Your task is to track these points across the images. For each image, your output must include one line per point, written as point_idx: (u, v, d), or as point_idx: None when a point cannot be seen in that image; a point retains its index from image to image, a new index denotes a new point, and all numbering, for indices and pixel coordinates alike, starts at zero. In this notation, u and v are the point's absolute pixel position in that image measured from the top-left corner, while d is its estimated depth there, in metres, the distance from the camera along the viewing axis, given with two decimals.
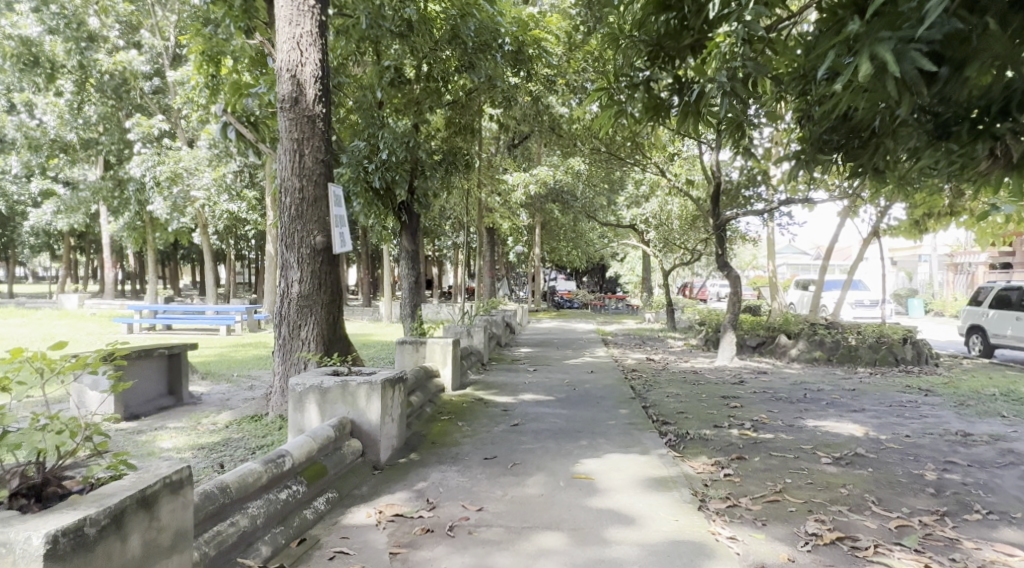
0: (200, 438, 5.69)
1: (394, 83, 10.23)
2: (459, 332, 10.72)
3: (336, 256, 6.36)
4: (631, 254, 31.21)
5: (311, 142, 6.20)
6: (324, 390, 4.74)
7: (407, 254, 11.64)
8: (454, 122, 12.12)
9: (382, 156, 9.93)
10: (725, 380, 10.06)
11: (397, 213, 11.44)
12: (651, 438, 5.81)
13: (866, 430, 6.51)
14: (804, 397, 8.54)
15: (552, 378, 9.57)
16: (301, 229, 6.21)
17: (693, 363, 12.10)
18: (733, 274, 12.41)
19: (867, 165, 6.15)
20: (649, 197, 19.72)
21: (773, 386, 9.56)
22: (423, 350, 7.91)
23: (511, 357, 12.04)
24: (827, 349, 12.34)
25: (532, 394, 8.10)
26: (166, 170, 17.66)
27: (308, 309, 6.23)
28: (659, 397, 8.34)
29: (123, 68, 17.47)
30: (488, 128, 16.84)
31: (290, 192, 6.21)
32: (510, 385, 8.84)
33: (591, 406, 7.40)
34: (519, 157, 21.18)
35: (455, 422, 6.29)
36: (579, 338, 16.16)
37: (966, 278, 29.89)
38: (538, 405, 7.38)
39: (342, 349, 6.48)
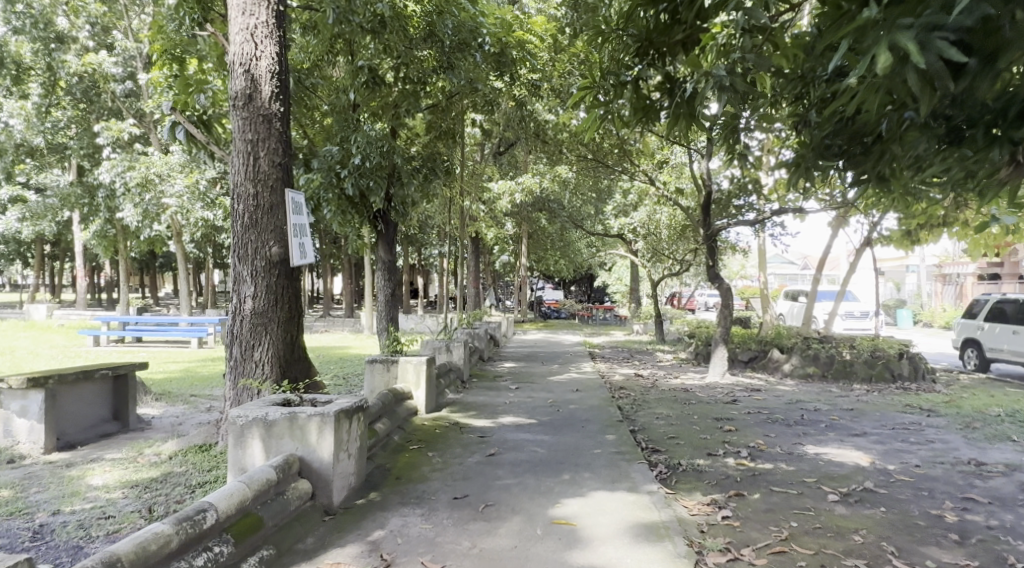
0: (137, 473, 5.11)
1: (369, 86, 9.41)
2: (437, 347, 10.16)
3: (294, 269, 5.79)
4: (619, 262, 30.78)
5: (267, 143, 5.65)
6: (270, 423, 4.19)
7: (384, 265, 11.06)
8: (435, 126, 11.63)
9: (355, 162, 9.37)
10: (716, 399, 9.54)
11: (372, 221, 10.81)
12: (640, 471, 5.27)
13: (873, 458, 6.01)
14: (802, 418, 8.03)
15: (534, 397, 9.02)
16: (255, 239, 5.64)
17: (682, 379, 11.59)
18: (723, 287, 11.92)
19: (871, 172, 5.65)
20: (637, 206, 19.25)
21: (767, 405, 9.06)
22: (394, 370, 7.34)
23: (493, 373, 11.49)
24: (822, 364, 11.87)
25: (512, 417, 7.56)
26: (136, 176, 17.03)
27: (263, 327, 5.66)
28: (648, 419, 7.80)
29: (93, 69, 16.72)
30: (471, 135, 16.31)
31: (243, 198, 5.65)
32: (490, 406, 8.28)
33: (575, 431, 6.85)
34: (505, 165, 20.70)
35: (425, 452, 5.73)
36: (565, 351, 15.62)
37: (955, 289, 29.65)
38: (517, 430, 6.83)
39: (301, 371, 5.90)
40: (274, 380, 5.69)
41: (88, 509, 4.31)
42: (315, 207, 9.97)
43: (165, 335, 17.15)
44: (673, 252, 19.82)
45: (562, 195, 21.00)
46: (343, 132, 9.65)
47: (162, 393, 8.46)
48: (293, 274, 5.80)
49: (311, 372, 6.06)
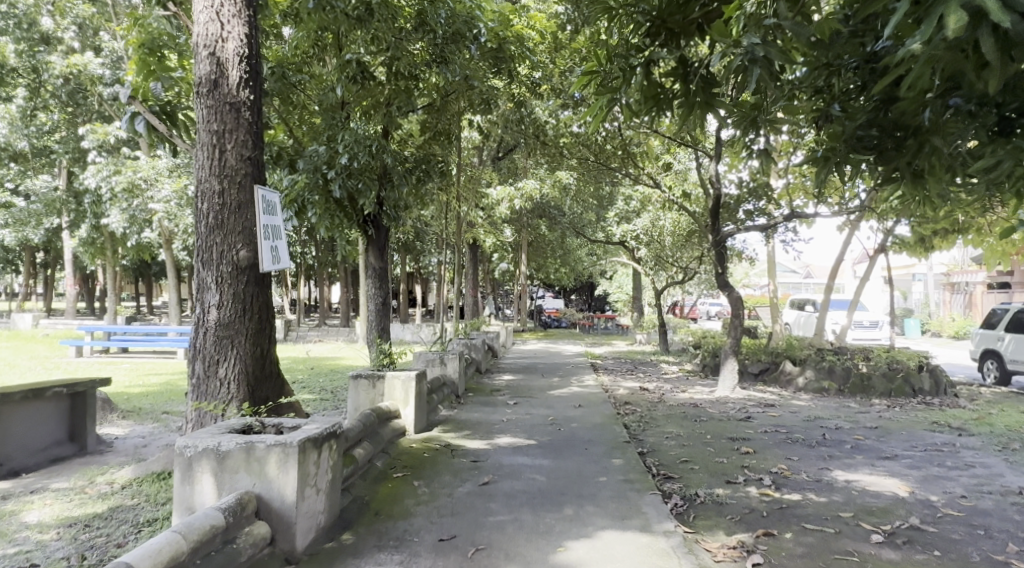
0: (80, 507, 4.50)
1: (357, 80, 8.79)
2: (430, 360, 9.56)
3: (265, 275, 5.18)
4: (621, 271, 30.20)
5: (234, 135, 5.05)
6: (222, 454, 3.56)
7: (374, 273, 10.45)
8: (429, 126, 11.08)
9: (342, 162, 8.74)
10: (729, 416, 8.91)
11: (362, 226, 10.21)
12: (653, 505, 4.64)
13: (911, 488, 5.39)
14: (823, 438, 7.40)
15: (533, 414, 8.40)
16: (220, 242, 5.04)
17: (691, 393, 10.96)
18: (734, 295, 11.29)
19: (904, 169, 5.08)
20: (640, 211, 18.67)
21: (784, 423, 8.43)
22: (381, 387, 6.75)
23: (489, 387, 10.85)
24: (838, 378, 11.24)
25: (508, 437, 6.94)
26: (123, 180, 16.48)
27: (229, 340, 5.05)
28: (656, 440, 7.18)
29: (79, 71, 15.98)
30: (469, 137, 15.75)
31: (207, 196, 5.04)
32: (485, 424, 7.66)
33: (577, 455, 6.23)
34: (503, 170, 20.16)
35: (410, 481, 5.11)
36: (565, 362, 14.99)
37: (963, 298, 29.01)
38: (514, 454, 6.20)
39: (272, 390, 5.28)
40: (241, 400, 5.06)
41: (11, 555, 3.70)
42: (298, 210, 9.35)
43: (151, 345, 16.53)
44: (676, 260, 19.21)
45: (563, 201, 20.42)
46: (330, 130, 9.07)
47: (131, 410, 7.84)
48: (264, 282, 5.19)
49: (285, 390, 5.44)
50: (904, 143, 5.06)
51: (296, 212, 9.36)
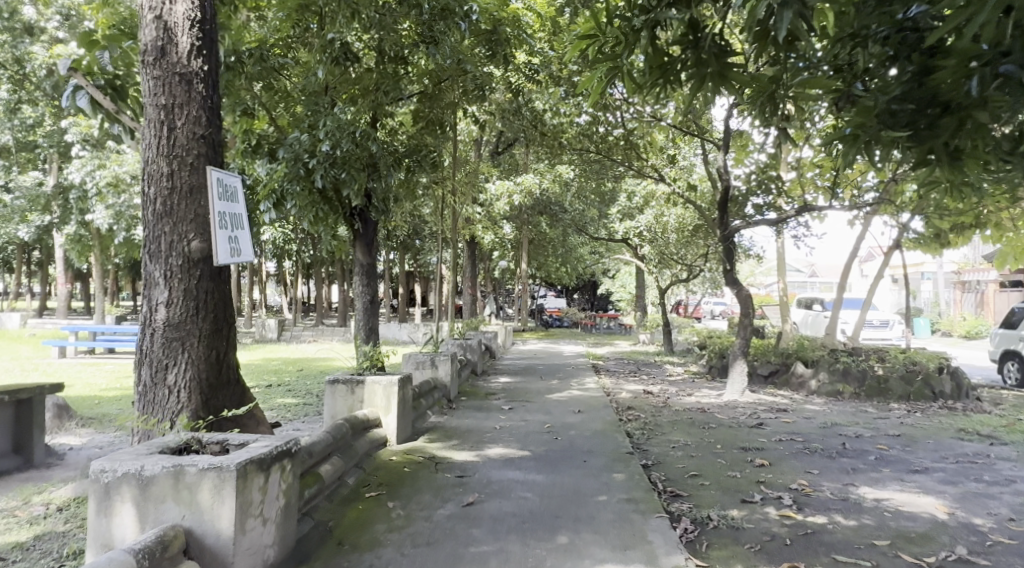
0: (4, 535, 3.93)
1: (340, 62, 8.25)
2: (421, 362, 9.00)
3: (221, 269, 4.60)
4: (623, 269, 29.66)
5: (185, 110, 4.46)
6: (146, 479, 2.98)
7: (361, 270, 9.88)
8: (421, 115, 10.48)
9: (325, 149, 8.15)
10: (740, 422, 8.32)
11: (349, 219, 9.67)
12: (660, 531, 4.06)
13: (949, 507, 4.80)
14: (843, 448, 6.80)
15: (529, 421, 7.81)
16: (169, 231, 4.45)
17: (698, 396, 10.37)
18: (743, 293, 10.68)
19: (940, 149, 4.40)
20: (643, 207, 18.09)
21: (799, 430, 7.84)
22: (360, 393, 6.18)
23: (484, 391, 10.26)
24: (853, 380, 10.64)
25: (500, 447, 6.36)
26: (107, 175, 15.96)
27: (180, 342, 4.47)
28: (662, 450, 6.59)
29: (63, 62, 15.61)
30: (464, 130, 15.22)
31: (154, 179, 4.45)
32: (477, 432, 7.08)
33: (575, 468, 5.64)
34: (502, 166, 19.65)
35: (385, 501, 4.54)
36: (566, 364, 14.39)
37: (973, 296, 28.33)
38: (504, 468, 5.62)
39: (231, 398, 4.70)
40: (194, 411, 4.48)
41: None
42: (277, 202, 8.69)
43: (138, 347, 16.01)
44: (681, 258, 18.64)
45: (563, 196, 19.87)
46: (312, 115, 8.49)
47: (95, 417, 7.27)
48: (220, 276, 4.61)
49: (246, 398, 4.87)
50: (939, 121, 4.40)
51: (275, 204, 8.69)
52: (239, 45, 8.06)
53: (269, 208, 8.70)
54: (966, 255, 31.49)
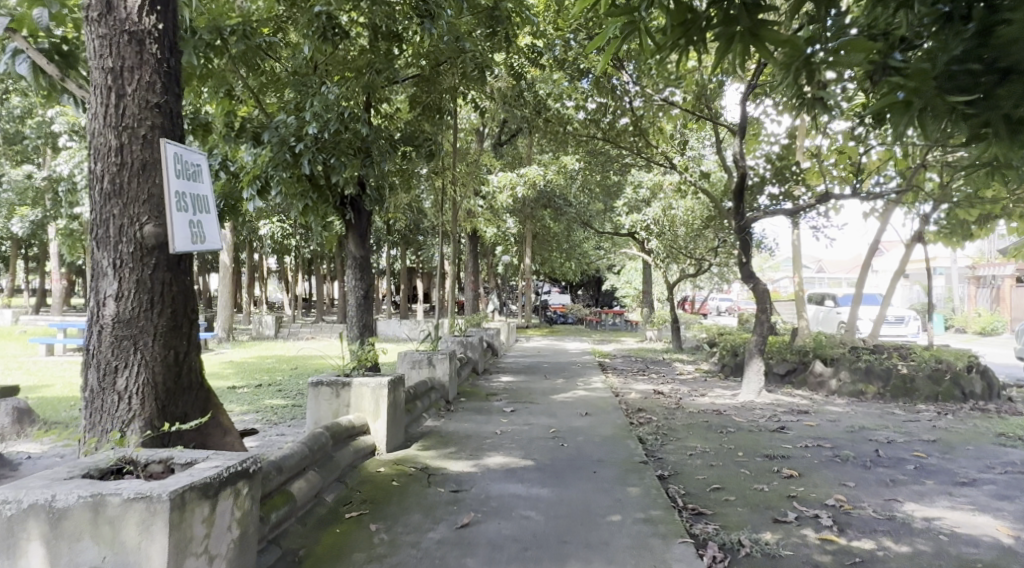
0: None
1: (329, 38, 7.62)
2: (417, 361, 8.45)
3: (179, 257, 4.01)
4: (629, 264, 29.06)
5: (137, 74, 3.89)
6: (58, 513, 2.41)
7: (354, 263, 9.30)
8: (419, 100, 9.91)
9: (311, 131, 7.54)
10: (760, 425, 7.73)
11: (340, 208, 9.09)
12: (685, 562, 3.49)
13: (1011, 529, 4.22)
14: (877, 456, 6.21)
15: (533, 425, 7.25)
16: (119, 214, 3.87)
17: (711, 397, 9.80)
18: (760, 287, 10.08)
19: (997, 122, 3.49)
20: (651, 199, 17.48)
21: (824, 435, 7.24)
22: (346, 396, 5.62)
23: (486, 391, 9.70)
24: (876, 379, 10.05)
25: (500, 455, 5.79)
26: None
27: (132, 342, 3.88)
28: (678, 458, 6.02)
29: None
30: (465, 118, 14.65)
31: (101, 154, 3.87)
32: (476, 437, 6.52)
33: (584, 481, 5.08)
34: (504, 158, 19.14)
35: (368, 523, 3.98)
36: (571, 361, 13.83)
37: (989, 292, 27.64)
38: (505, 480, 5.05)
39: (193, 405, 4.14)
40: (148, 420, 3.90)
41: None
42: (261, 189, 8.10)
43: None
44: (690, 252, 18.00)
45: (569, 189, 19.28)
46: (299, 97, 7.97)
47: (64, 421, 6.75)
48: (180, 264, 4.04)
49: (211, 403, 4.30)
50: (998, 90, 3.48)
51: (259, 191, 8.08)
52: (221, 20, 7.44)
53: (253, 196, 8.04)
54: (981, 250, 30.78)
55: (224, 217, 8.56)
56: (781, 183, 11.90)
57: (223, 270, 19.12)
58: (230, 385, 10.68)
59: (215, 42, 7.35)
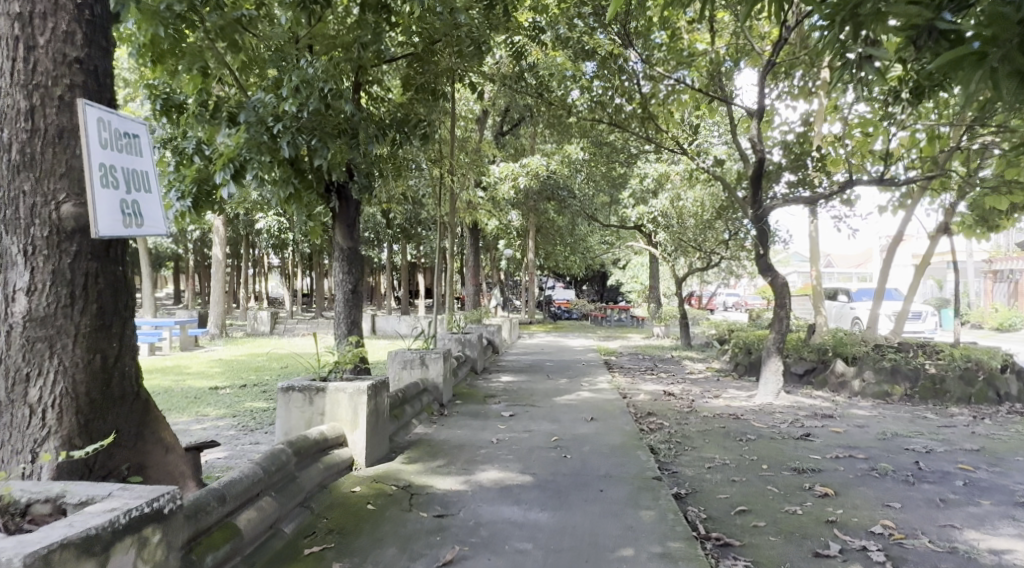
0: None
1: (309, 9, 6.97)
2: (407, 360, 7.89)
3: (105, 242, 3.36)
4: (635, 258, 28.38)
5: (53, 23, 3.26)
6: None
7: (341, 254, 8.65)
8: (412, 81, 9.29)
9: (290, 108, 6.96)
10: (783, 431, 7.07)
11: (326, 196, 8.45)
12: None
13: None
14: (918, 469, 5.54)
15: (534, 431, 6.59)
16: (30, 188, 3.20)
17: (726, 399, 9.13)
18: (779, 280, 9.39)
19: None
20: (658, 190, 16.77)
21: (855, 443, 6.57)
22: (320, 403, 4.98)
23: (483, 392, 9.05)
24: (903, 380, 9.39)
25: (494, 469, 5.13)
26: None
27: (46, 344, 3.20)
28: (695, 472, 5.36)
29: None
30: (464, 103, 13.98)
31: (9, 118, 3.21)
32: (469, 448, 5.87)
33: (590, 502, 4.42)
34: (506, 147, 18.53)
35: (331, 561, 3.32)
36: (576, 359, 13.19)
37: (1006, 286, 26.92)
38: (498, 502, 4.39)
39: (126, 418, 3.49)
40: (66, 439, 3.22)
41: None
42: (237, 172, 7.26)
43: None
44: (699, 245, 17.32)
45: (573, 180, 18.58)
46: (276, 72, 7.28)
47: None
48: (108, 250, 3.39)
49: (150, 415, 3.65)
50: None
51: (234, 175, 7.25)
52: None
53: (226, 178, 7.16)
54: (997, 244, 29.96)
55: (200, 207, 7.83)
56: (796, 171, 11.13)
57: (216, 265, 18.54)
58: (213, 386, 10.05)
59: (186, 14, 6.71)
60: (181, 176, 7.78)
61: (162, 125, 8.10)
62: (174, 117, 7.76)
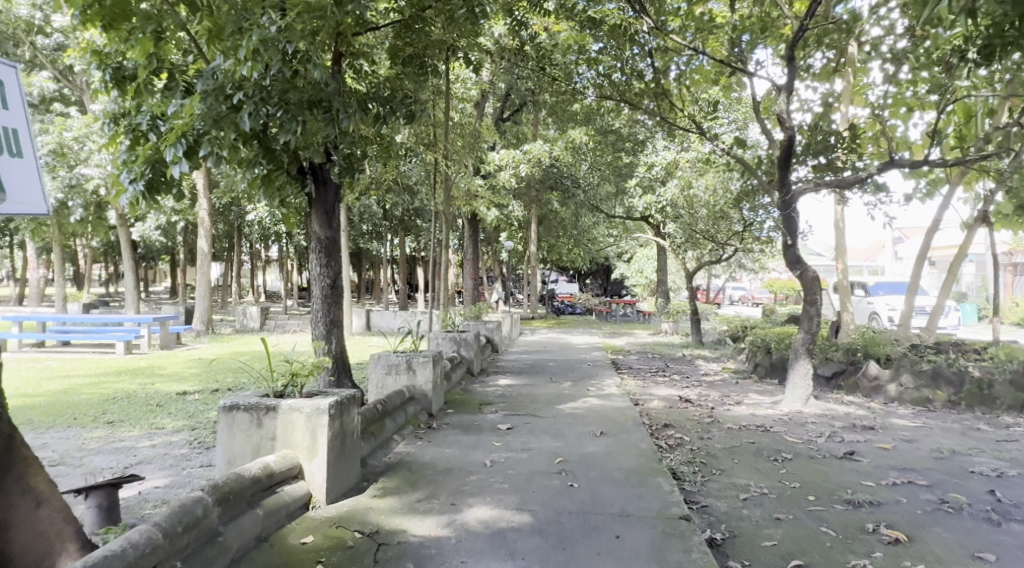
0: None
1: None
2: (392, 365, 6.98)
3: None
4: (642, 251, 27.38)
5: None
6: None
7: (318, 246, 7.68)
8: (400, 52, 8.32)
9: (251, 75, 6.04)
10: (822, 448, 6.12)
11: (299, 179, 7.48)
12: None
13: None
14: (997, 501, 4.59)
15: (535, 450, 5.66)
16: None
17: (750, 407, 8.19)
18: (806, 273, 8.46)
19: None
20: (667, 179, 15.87)
21: (911, 464, 5.61)
22: (270, 426, 4.05)
23: (479, 399, 8.11)
24: (946, 385, 8.43)
25: (485, 507, 4.19)
26: (51, 141, 14.53)
27: None
28: (727, 508, 4.43)
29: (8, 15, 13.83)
30: (461, 83, 13.03)
31: None
32: (457, 474, 4.93)
33: (604, 557, 3.47)
34: (507, 134, 17.60)
35: None
36: (581, 359, 12.27)
37: None
38: (487, 556, 3.45)
39: None
40: None
41: None
42: (191, 148, 6.46)
43: (94, 338, 14.06)
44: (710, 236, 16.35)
45: (578, 168, 17.64)
46: (237, 28, 5.96)
47: None
48: None
49: (20, 454, 2.76)
50: None
51: (188, 152, 6.42)
52: None
53: (178, 156, 6.32)
54: None
55: (155, 190, 6.86)
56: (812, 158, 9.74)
57: (201, 257, 17.65)
58: (181, 390, 9.15)
59: None
60: (134, 157, 6.85)
61: (114, 98, 7.10)
62: (125, 89, 6.73)
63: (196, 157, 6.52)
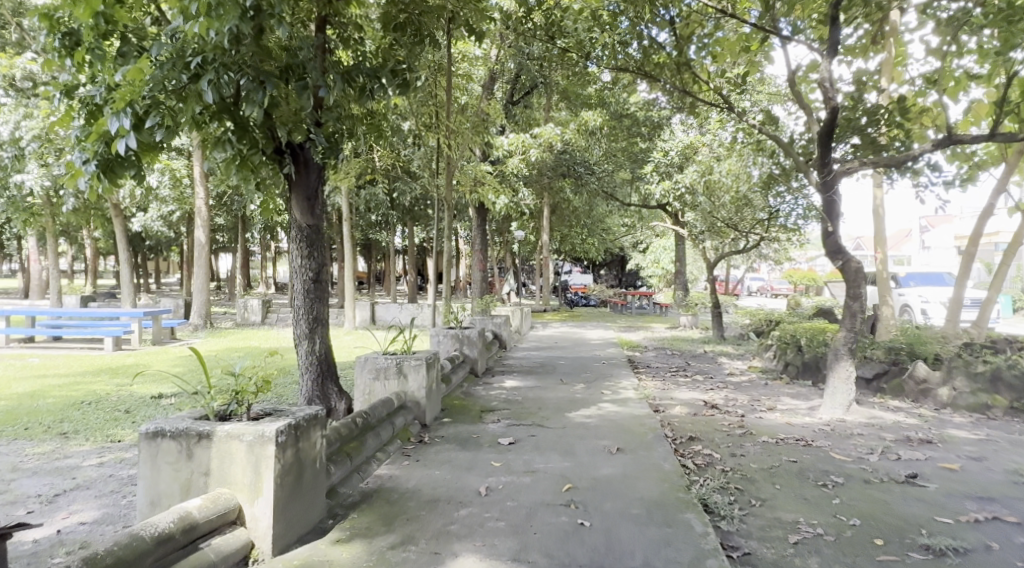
0: None
1: None
2: (380, 367, 6.15)
3: None
4: (658, 242, 26.37)
5: None
6: None
7: (299, 235, 6.84)
8: (392, 17, 7.40)
9: (205, 35, 5.19)
10: (877, 468, 5.23)
11: (275, 156, 6.59)
12: None
13: None
14: None
15: (540, 472, 4.83)
16: None
17: (786, 414, 7.29)
18: (850, 264, 7.51)
19: None
20: (684, 165, 14.91)
21: (990, 491, 4.72)
22: (203, 459, 3.24)
23: (480, 405, 7.29)
24: (1006, 389, 7.50)
25: (474, 557, 3.38)
26: (35, 126, 13.83)
27: None
28: (772, 555, 3.60)
29: None
30: (466, 61, 12.10)
31: None
32: (443, 505, 4.11)
33: None
34: (517, 117, 16.67)
35: None
36: (594, 356, 11.41)
37: None
38: None
39: None
40: None
41: None
42: (139, 119, 5.58)
43: (83, 333, 13.34)
44: None
45: (591, 153, 16.72)
46: None
47: None
48: None
49: None
50: None
51: (135, 123, 5.54)
52: None
53: (124, 127, 5.39)
54: None
55: (112, 171, 5.90)
56: (846, 138, 8.81)
57: (200, 250, 16.52)
58: (157, 393, 8.35)
59: None
60: (87, 134, 5.93)
61: (65, 67, 6.22)
62: (74, 55, 5.89)
63: (146, 129, 5.65)
